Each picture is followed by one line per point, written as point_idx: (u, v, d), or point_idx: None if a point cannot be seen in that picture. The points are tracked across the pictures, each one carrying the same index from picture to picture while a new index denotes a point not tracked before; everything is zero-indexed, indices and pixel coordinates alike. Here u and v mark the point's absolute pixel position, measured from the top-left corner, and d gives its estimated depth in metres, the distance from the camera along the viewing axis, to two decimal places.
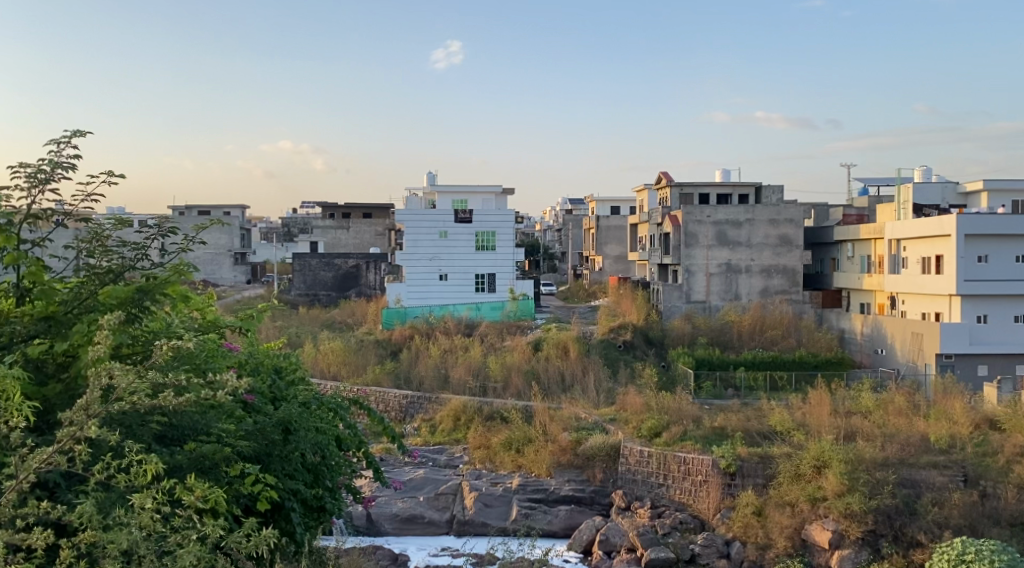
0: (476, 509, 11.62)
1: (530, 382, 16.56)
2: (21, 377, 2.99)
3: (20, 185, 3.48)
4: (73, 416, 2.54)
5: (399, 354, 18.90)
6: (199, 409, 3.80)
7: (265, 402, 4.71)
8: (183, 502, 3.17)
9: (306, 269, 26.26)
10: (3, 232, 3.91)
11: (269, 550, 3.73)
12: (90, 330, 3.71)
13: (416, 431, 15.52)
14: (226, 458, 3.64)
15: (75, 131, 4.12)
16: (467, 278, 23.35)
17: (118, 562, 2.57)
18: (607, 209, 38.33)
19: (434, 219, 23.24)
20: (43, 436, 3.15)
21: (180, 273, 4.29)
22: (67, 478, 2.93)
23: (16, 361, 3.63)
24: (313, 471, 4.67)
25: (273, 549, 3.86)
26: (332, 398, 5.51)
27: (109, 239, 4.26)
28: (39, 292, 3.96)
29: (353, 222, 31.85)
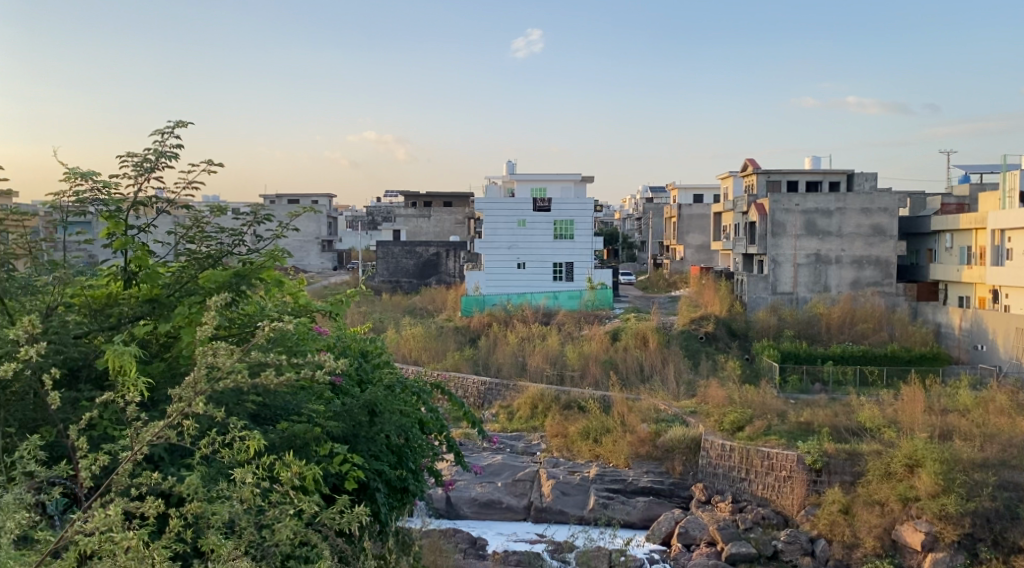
0: (553, 497, 11.67)
1: (608, 371, 16.51)
2: (135, 352, 3.13)
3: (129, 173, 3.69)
4: (182, 393, 2.62)
5: (478, 341, 19.08)
6: (293, 391, 3.94)
7: (352, 384, 4.84)
8: (276, 478, 3.29)
9: (388, 256, 26.74)
10: (113, 217, 4.16)
11: (357, 525, 3.84)
12: (192, 312, 3.90)
13: (494, 418, 15.68)
14: (316, 438, 3.75)
15: (178, 122, 4.33)
16: (546, 266, 23.38)
17: (220, 534, 2.68)
18: (689, 197, 37.71)
19: (514, 207, 23.32)
20: (152, 411, 3.31)
21: (276, 258, 4.44)
22: (171, 452, 3.07)
23: (124, 339, 3.83)
24: (397, 452, 4.77)
25: (362, 527, 3.97)
26: (414, 382, 5.62)
27: (208, 225, 4.44)
28: (144, 276, 4.17)
29: (434, 211, 32.26)
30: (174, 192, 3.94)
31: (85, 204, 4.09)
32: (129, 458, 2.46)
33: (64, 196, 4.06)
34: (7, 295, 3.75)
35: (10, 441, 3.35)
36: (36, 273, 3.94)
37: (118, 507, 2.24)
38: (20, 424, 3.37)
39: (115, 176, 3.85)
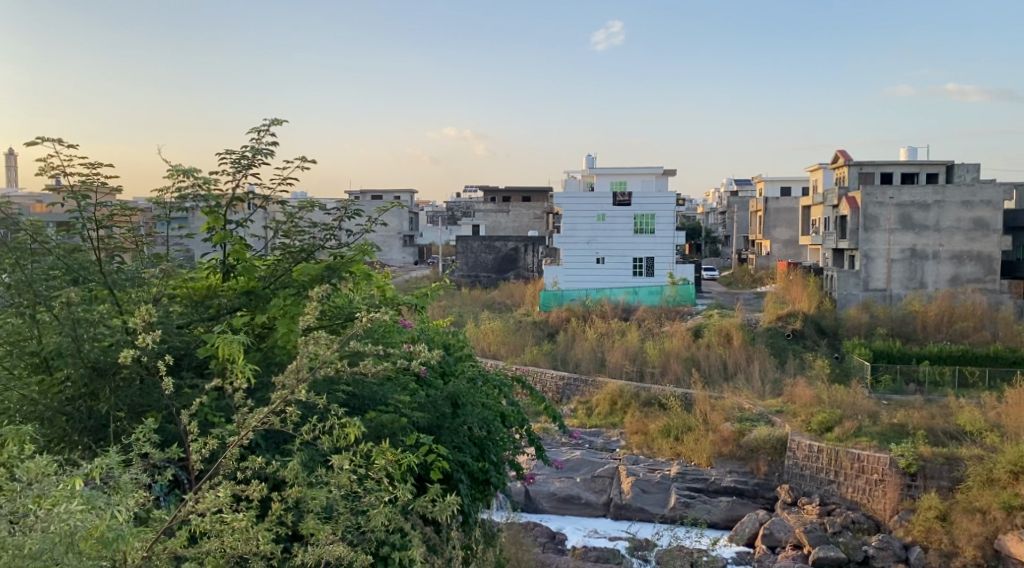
0: (633, 494, 11.55)
1: (690, 369, 16.25)
2: (242, 341, 3.26)
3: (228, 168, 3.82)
4: (286, 380, 2.70)
5: (557, 336, 19.05)
6: (382, 382, 4.01)
7: (436, 376, 4.90)
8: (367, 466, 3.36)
9: (468, 251, 26.96)
10: (213, 212, 4.32)
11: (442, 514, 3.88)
12: (288, 304, 4.02)
13: (572, 413, 15.65)
14: (403, 427, 3.81)
15: (274, 120, 4.46)
16: (626, 261, 23.16)
17: (318, 518, 2.75)
18: (776, 189, 36.70)
19: (594, 201, 23.23)
20: (255, 396, 3.43)
21: (364, 252, 4.53)
22: (270, 438, 3.16)
23: (223, 328, 3.96)
24: (479, 444, 4.80)
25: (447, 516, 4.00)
26: (495, 375, 5.67)
27: (301, 219, 4.56)
28: (241, 269, 4.33)
29: (513, 206, 32.39)
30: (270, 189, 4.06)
31: (187, 200, 4.26)
32: (236, 442, 2.53)
33: (168, 192, 4.23)
34: (116, 287, 3.92)
35: (119, 425, 3.54)
36: (143, 266, 4.13)
37: (227, 490, 2.34)
38: (128, 409, 3.56)
39: (215, 172, 4.00)
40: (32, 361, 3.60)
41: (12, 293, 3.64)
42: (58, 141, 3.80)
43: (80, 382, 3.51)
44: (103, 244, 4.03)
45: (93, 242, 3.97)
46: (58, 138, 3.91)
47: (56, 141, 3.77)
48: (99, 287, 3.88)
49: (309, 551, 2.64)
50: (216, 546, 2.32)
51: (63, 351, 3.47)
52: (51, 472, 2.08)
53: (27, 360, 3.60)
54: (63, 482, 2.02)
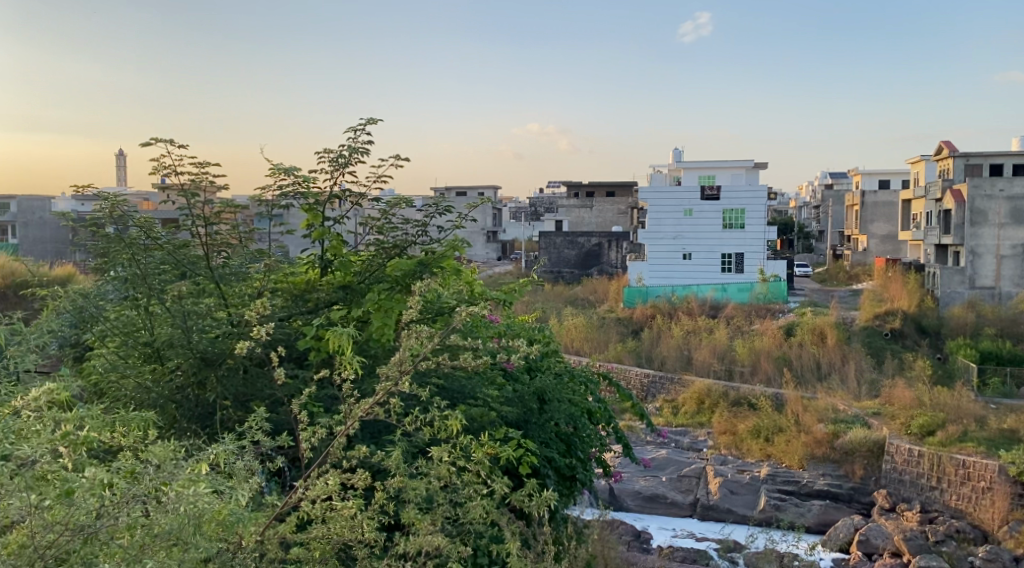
0: (721, 495, 11.32)
1: (781, 368, 15.79)
2: (348, 334, 3.34)
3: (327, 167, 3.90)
4: (389, 372, 2.73)
5: (641, 332, 18.84)
6: (471, 375, 4.03)
7: (525, 371, 4.90)
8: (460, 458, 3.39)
9: (551, 247, 26.93)
10: (312, 210, 4.43)
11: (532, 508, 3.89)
12: (384, 299, 4.10)
13: (658, 411, 15.45)
14: (492, 422, 3.82)
15: (369, 118, 4.55)
16: (714, 257, 22.70)
17: (418, 507, 2.81)
18: (874, 183, 35.27)
19: (681, 196, 22.88)
20: (357, 387, 3.52)
21: (455, 248, 4.58)
22: (369, 430, 3.23)
23: (321, 322, 4.06)
24: (565, 441, 4.79)
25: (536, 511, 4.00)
26: (581, 372, 5.63)
27: (394, 216, 4.62)
28: (339, 264, 4.43)
29: (597, 201, 32.18)
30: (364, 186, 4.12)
31: (287, 197, 4.38)
32: (344, 430, 2.58)
33: (270, 190, 4.36)
34: (222, 281, 4.07)
35: (225, 413, 3.69)
36: (248, 261, 4.28)
37: (336, 478, 2.40)
38: (234, 398, 3.70)
39: (314, 170, 4.11)
40: (143, 351, 3.77)
41: (130, 286, 3.93)
42: (171, 142, 3.99)
43: (190, 371, 3.69)
44: (210, 240, 4.18)
45: (201, 238, 4.13)
46: (170, 139, 4.09)
47: (169, 142, 3.96)
48: (206, 280, 4.04)
49: (410, 540, 2.68)
50: (324, 533, 2.38)
51: (176, 341, 3.65)
52: (173, 456, 2.16)
53: (140, 349, 3.76)
54: (188, 467, 2.06)
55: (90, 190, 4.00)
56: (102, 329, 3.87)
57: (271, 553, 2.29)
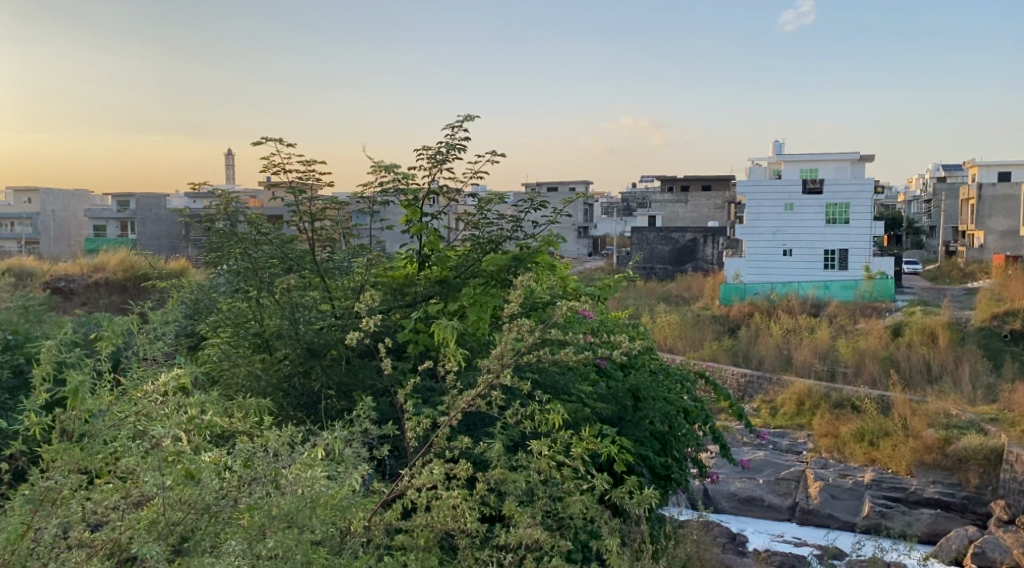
0: (821, 500, 10.93)
1: (888, 370, 15.10)
2: (453, 325, 3.40)
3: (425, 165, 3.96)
4: (491, 365, 2.75)
5: (738, 331, 18.40)
6: (566, 371, 4.04)
7: (619, 368, 4.85)
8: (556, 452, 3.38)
9: (644, 242, 26.60)
10: (411, 206, 4.49)
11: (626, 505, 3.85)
12: (480, 295, 4.13)
13: (756, 412, 15.05)
14: (587, 417, 3.80)
15: (467, 116, 4.58)
16: (816, 253, 21.94)
17: (519, 499, 2.83)
18: (993, 175, 33.28)
19: (781, 190, 22.26)
20: (457, 379, 3.57)
21: (550, 244, 4.57)
22: (470, 423, 3.28)
23: (418, 317, 4.11)
24: (661, 439, 4.70)
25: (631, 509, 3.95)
26: (677, 370, 5.54)
27: (489, 211, 4.63)
28: (436, 259, 4.48)
29: (692, 196, 31.59)
30: (462, 183, 4.15)
31: (388, 193, 4.47)
32: (447, 422, 2.61)
33: (371, 187, 4.45)
34: (326, 275, 4.18)
35: (330, 402, 3.80)
36: (350, 257, 4.37)
37: (440, 467, 2.44)
38: (338, 387, 3.81)
39: (413, 167, 4.16)
40: (253, 341, 3.92)
41: (241, 279, 4.10)
42: (279, 140, 4.14)
43: (297, 361, 3.82)
44: (316, 236, 4.31)
45: (306, 234, 4.26)
46: (279, 137, 4.24)
47: (277, 140, 4.10)
48: (311, 273, 4.18)
49: (509, 532, 2.70)
50: (428, 521, 2.43)
51: (284, 333, 3.79)
52: (289, 440, 2.23)
53: (250, 340, 3.91)
54: (302, 452, 2.12)
55: (206, 188, 4.21)
56: (216, 320, 4.05)
57: (377, 539, 2.35)
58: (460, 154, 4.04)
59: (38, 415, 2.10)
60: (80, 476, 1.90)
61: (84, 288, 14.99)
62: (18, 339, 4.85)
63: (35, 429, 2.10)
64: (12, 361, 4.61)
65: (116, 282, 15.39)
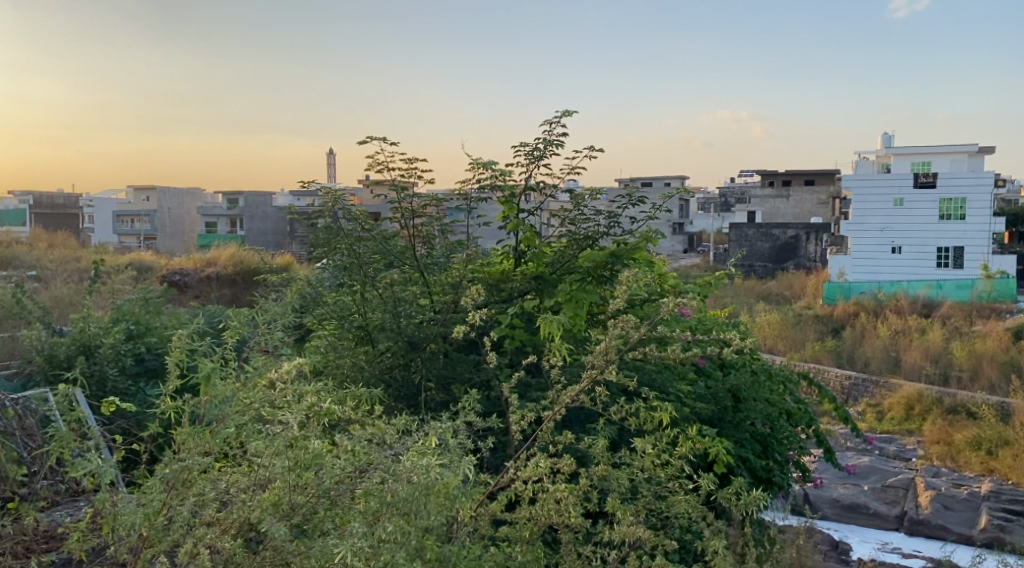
0: (932, 510, 10.38)
1: (1007, 374, 14.23)
2: (557, 320, 3.40)
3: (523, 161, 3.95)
4: (595, 360, 2.73)
5: (843, 331, 17.72)
6: (663, 369, 3.98)
7: (718, 367, 4.74)
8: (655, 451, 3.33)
9: (743, 239, 25.93)
10: (508, 202, 4.51)
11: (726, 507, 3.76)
12: (576, 291, 4.11)
13: (861, 416, 14.45)
14: (687, 416, 3.74)
15: (565, 111, 4.57)
16: (929, 251, 20.91)
17: (622, 496, 2.81)
18: None
19: (890, 184, 21.34)
20: (558, 374, 3.57)
21: (649, 240, 4.50)
22: (571, 420, 3.29)
23: (514, 312, 4.13)
24: (762, 442, 4.56)
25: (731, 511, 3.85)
26: (779, 370, 5.38)
27: (586, 207, 4.60)
28: (532, 254, 4.48)
29: (794, 191, 30.62)
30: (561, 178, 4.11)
31: (485, 190, 4.49)
32: (552, 417, 2.60)
33: (470, 183, 4.48)
34: (425, 270, 4.25)
35: (430, 394, 3.88)
36: (449, 252, 4.41)
37: (545, 461, 2.44)
38: (437, 380, 3.88)
39: (510, 164, 4.16)
40: (357, 333, 4.02)
41: (346, 274, 4.22)
42: (383, 138, 4.24)
43: (398, 353, 3.91)
44: (417, 232, 4.37)
45: (408, 229, 4.34)
46: (383, 135, 4.33)
47: (381, 139, 4.21)
48: (411, 269, 4.25)
49: (612, 529, 2.68)
50: (531, 515, 2.45)
51: (386, 326, 3.89)
52: (400, 430, 2.29)
53: (353, 332, 4.02)
54: (413, 442, 2.17)
55: (313, 186, 4.36)
56: (323, 313, 4.18)
57: (481, 530, 2.38)
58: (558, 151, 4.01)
59: (171, 400, 2.23)
60: (207, 458, 2.00)
61: (197, 280, 15.77)
62: (139, 328, 5.15)
63: (169, 413, 2.24)
64: (132, 348, 4.86)
65: (226, 275, 16.12)
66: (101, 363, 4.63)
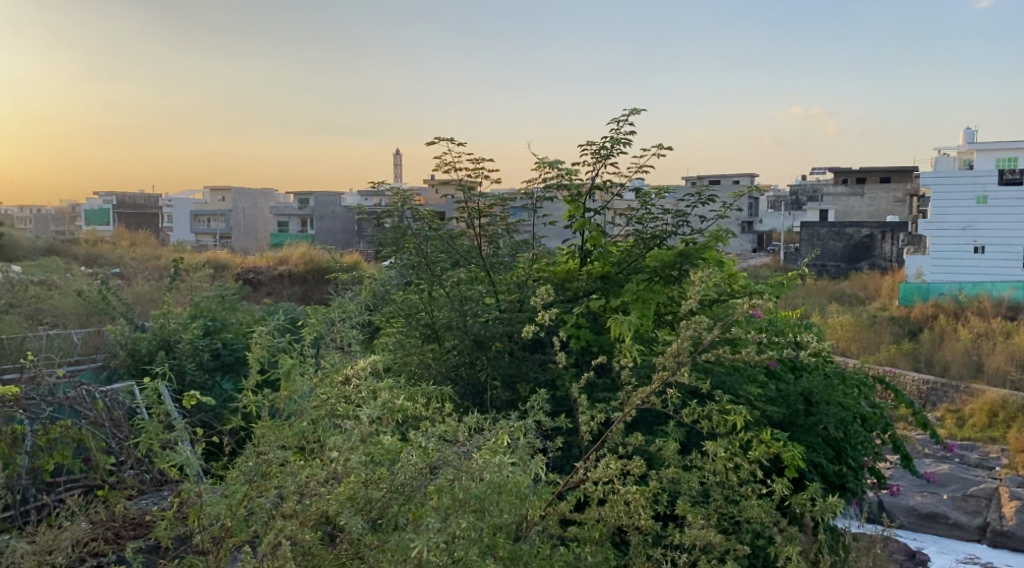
0: (1018, 521, 9.93)
1: None
2: (629, 321, 3.39)
3: (588, 162, 3.84)
4: (666, 362, 2.70)
5: (920, 334, 17.11)
6: (733, 371, 3.91)
7: (789, 368, 4.63)
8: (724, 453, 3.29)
9: (815, 238, 25.28)
10: (574, 202, 4.49)
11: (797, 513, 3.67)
12: (643, 291, 4.08)
13: (940, 422, 13.93)
14: (758, 419, 3.67)
15: (633, 110, 4.53)
16: (1013, 251, 20.07)
17: (692, 500, 2.78)
18: None
19: (972, 180, 20.58)
20: (628, 375, 3.56)
21: (718, 239, 4.42)
22: (641, 422, 3.27)
23: (580, 311, 4.12)
24: (835, 446, 4.44)
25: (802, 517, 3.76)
26: (853, 373, 5.22)
27: (654, 206, 4.55)
28: (598, 254, 4.46)
29: (868, 188, 29.69)
30: (627, 178, 3.98)
31: (550, 189, 4.48)
32: (622, 419, 2.58)
33: (537, 182, 4.48)
34: (491, 269, 4.27)
35: (495, 393, 3.90)
36: (515, 252, 4.43)
37: (616, 462, 2.43)
38: (502, 379, 3.91)
39: (576, 164, 3.96)
40: (424, 332, 4.06)
41: (414, 272, 4.27)
42: (450, 139, 4.26)
43: (464, 352, 3.95)
44: (484, 231, 4.39)
45: (474, 228, 4.36)
46: (450, 136, 4.35)
47: (449, 139, 4.24)
48: (477, 268, 4.28)
49: (681, 532, 2.65)
50: (600, 516, 2.44)
51: (453, 324, 3.93)
52: (471, 428, 2.32)
53: (421, 330, 4.06)
54: (484, 440, 2.19)
55: (382, 186, 4.42)
56: (392, 311, 4.26)
57: (550, 530, 2.39)
58: (626, 149, 3.97)
59: (251, 394, 2.31)
60: (285, 451, 2.06)
61: (269, 278, 16.17)
62: (216, 324, 5.30)
63: (250, 407, 2.32)
64: (210, 344, 5.01)
65: (297, 273, 16.50)
66: (181, 358, 4.80)
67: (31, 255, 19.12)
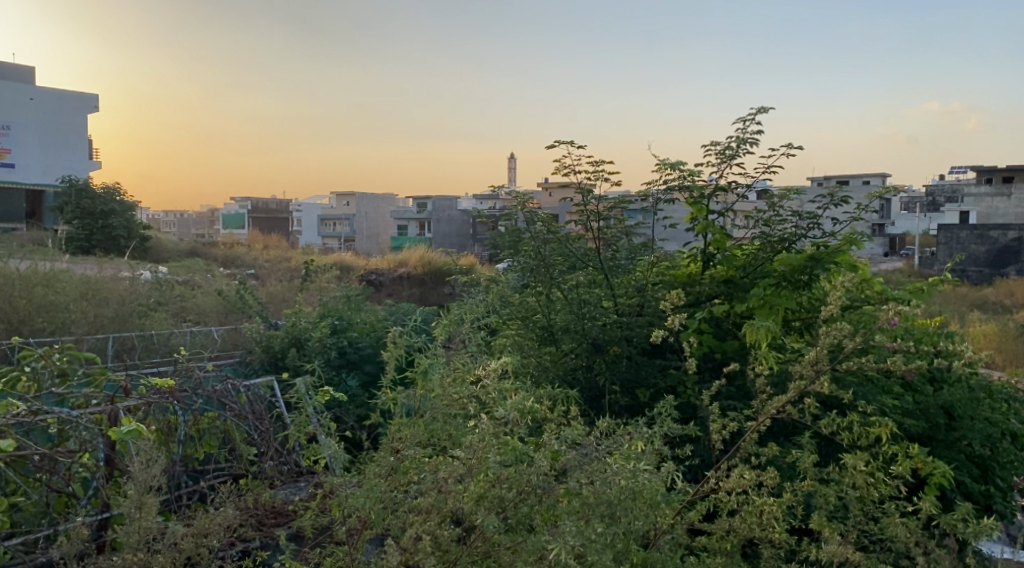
0: None
1: None
2: (763, 327, 3.28)
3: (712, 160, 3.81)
4: (802, 370, 2.59)
5: None
6: (867, 381, 3.72)
7: (929, 380, 4.35)
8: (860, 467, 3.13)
9: (953, 241, 23.97)
10: (696, 203, 4.35)
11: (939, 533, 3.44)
12: (770, 296, 3.93)
13: None
14: (897, 432, 3.47)
15: (761, 107, 4.34)
16: None
17: (826, 513, 2.66)
18: None
19: None
20: (758, 382, 3.44)
21: (852, 242, 4.20)
22: (770, 431, 3.17)
23: (704, 316, 4.00)
24: (982, 464, 4.13)
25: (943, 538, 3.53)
26: (1001, 386, 4.84)
27: (782, 208, 4.39)
28: (722, 258, 4.32)
29: (1017, 188, 27.56)
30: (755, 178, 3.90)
31: (672, 191, 4.39)
32: (755, 427, 2.50)
33: (658, 184, 4.39)
34: (610, 272, 4.21)
35: (614, 396, 3.87)
36: (636, 254, 4.35)
37: (749, 473, 2.35)
38: (622, 384, 3.87)
39: (699, 164, 3.92)
40: (542, 334, 4.06)
41: (530, 275, 4.26)
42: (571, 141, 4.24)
43: (584, 356, 3.92)
44: (603, 234, 4.32)
45: (594, 231, 4.31)
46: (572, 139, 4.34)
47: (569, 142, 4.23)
48: (596, 270, 4.23)
49: (814, 546, 2.54)
50: (727, 526, 2.37)
51: (574, 328, 3.92)
52: (597, 434, 2.29)
53: (540, 333, 4.06)
54: (613, 446, 2.17)
55: (502, 190, 4.46)
56: (510, 313, 4.29)
57: (677, 539, 2.34)
58: (752, 150, 3.83)
59: (389, 392, 2.40)
60: (417, 448, 2.11)
61: (390, 280, 16.59)
62: (343, 323, 5.50)
63: (386, 403, 2.41)
64: (336, 342, 5.20)
65: (416, 276, 16.94)
66: (311, 355, 5.03)
67: (174, 255, 20.40)
